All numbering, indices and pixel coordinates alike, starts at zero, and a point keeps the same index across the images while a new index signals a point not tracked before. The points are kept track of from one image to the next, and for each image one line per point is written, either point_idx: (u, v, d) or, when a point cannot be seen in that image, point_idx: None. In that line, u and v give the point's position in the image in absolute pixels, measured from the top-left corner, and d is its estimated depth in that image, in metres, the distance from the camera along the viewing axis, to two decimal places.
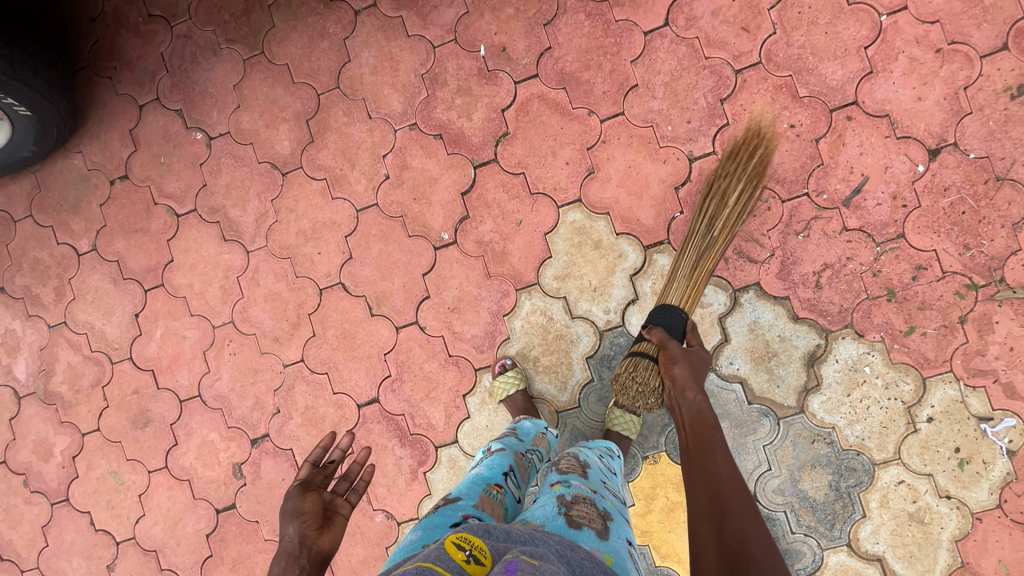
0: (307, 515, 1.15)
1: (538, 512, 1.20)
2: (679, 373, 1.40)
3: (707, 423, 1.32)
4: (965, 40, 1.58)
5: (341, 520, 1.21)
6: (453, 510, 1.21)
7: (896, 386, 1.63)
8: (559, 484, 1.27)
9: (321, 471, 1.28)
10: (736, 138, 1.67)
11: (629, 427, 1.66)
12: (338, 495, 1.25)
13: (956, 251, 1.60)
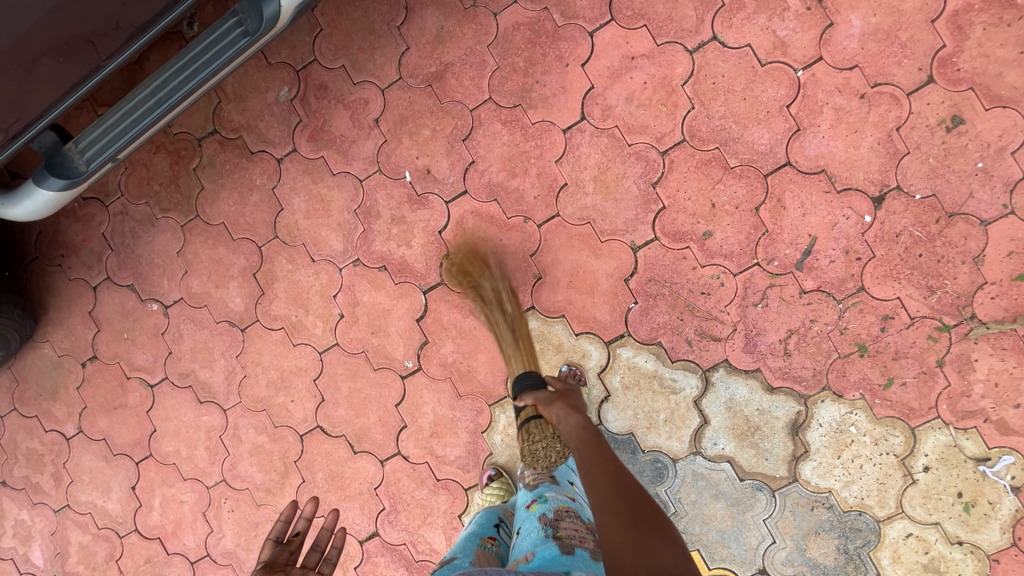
0: None
1: (525, 543, 1.19)
2: (560, 412, 1.37)
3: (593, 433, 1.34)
4: (888, 80, 1.53)
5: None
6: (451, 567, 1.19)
7: (885, 441, 1.59)
8: (536, 503, 1.28)
9: (285, 547, 1.19)
10: (676, 220, 1.64)
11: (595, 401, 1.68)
12: (308, 570, 1.18)
13: (921, 295, 1.55)
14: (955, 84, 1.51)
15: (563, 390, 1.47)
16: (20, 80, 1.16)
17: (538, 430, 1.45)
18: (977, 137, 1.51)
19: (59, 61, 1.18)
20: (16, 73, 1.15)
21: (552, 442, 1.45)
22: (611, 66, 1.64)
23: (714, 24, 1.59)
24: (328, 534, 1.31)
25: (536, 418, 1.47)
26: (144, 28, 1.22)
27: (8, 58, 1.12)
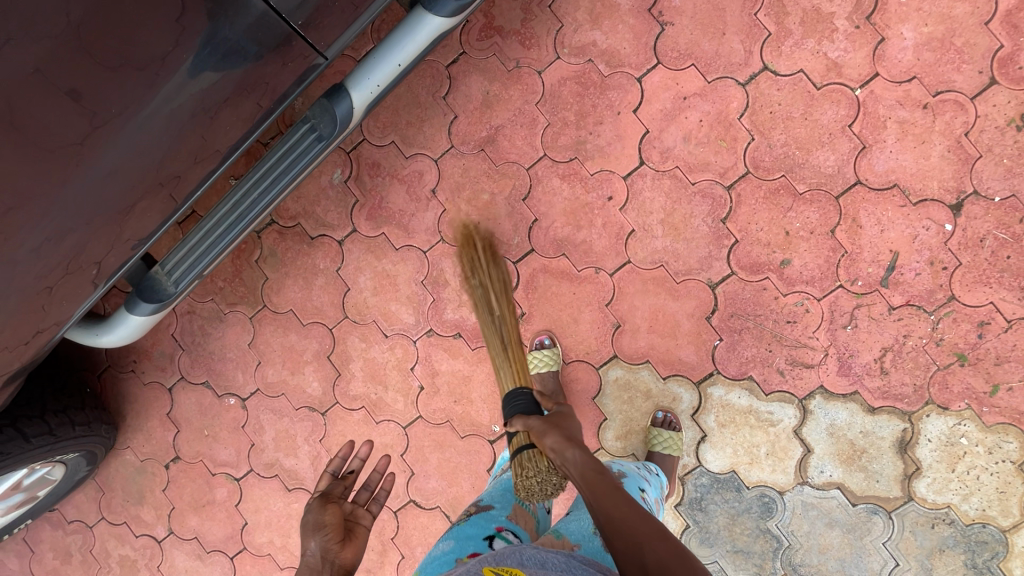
0: (327, 529, 1.15)
1: (574, 532, 1.27)
2: (555, 445, 1.18)
3: (597, 479, 1.14)
4: (950, 87, 1.52)
5: (363, 530, 1.22)
6: (489, 519, 1.27)
7: (999, 449, 1.56)
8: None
9: (338, 482, 1.31)
10: (751, 252, 1.63)
11: (671, 445, 1.64)
12: (358, 505, 1.28)
13: (1015, 297, 1.53)
14: (1019, 83, 1.50)
15: (553, 418, 1.27)
16: (125, 221, 1.23)
17: (531, 464, 1.25)
18: None
19: (154, 198, 1.24)
20: (124, 216, 1.22)
21: (550, 475, 1.24)
22: (664, 109, 1.65)
23: (763, 54, 1.60)
24: (378, 475, 1.38)
25: (529, 447, 1.28)
26: (229, 152, 1.31)
27: (119, 204, 1.19)
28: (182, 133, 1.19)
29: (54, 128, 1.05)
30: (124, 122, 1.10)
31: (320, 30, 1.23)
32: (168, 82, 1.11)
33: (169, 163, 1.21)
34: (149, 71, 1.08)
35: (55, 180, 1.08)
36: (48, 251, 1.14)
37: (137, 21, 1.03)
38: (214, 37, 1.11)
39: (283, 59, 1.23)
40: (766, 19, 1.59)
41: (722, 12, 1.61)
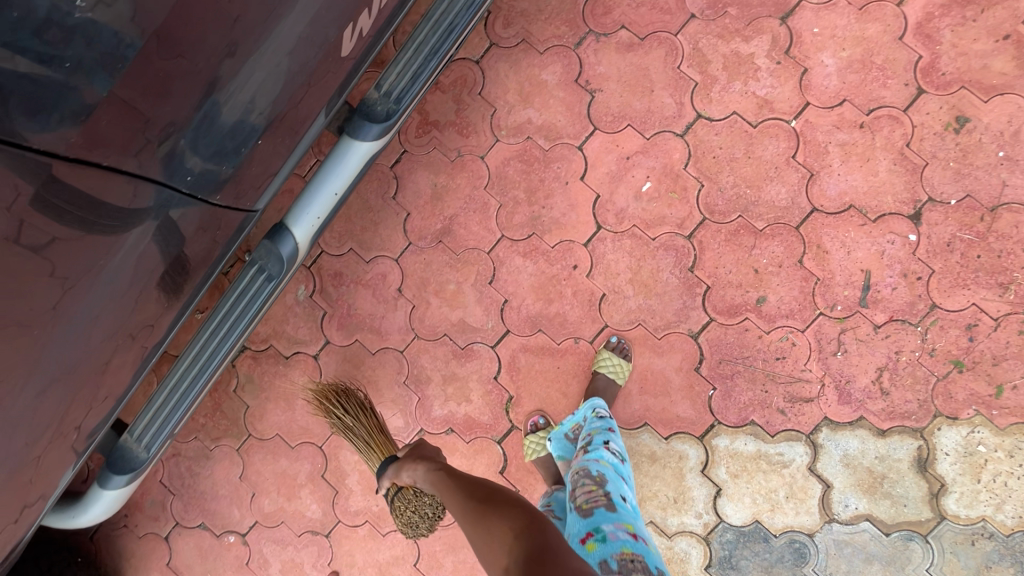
0: None
1: None
2: (412, 470, 1.38)
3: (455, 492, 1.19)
4: (881, 103, 1.55)
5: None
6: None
7: (1020, 451, 1.51)
8: (593, 539, 1.21)
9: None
10: (725, 296, 1.61)
11: (618, 370, 1.61)
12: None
13: (996, 294, 1.51)
14: (946, 88, 1.52)
15: (416, 445, 1.45)
16: (100, 381, 1.13)
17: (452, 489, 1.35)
18: (987, 128, 1.51)
19: (123, 352, 1.14)
20: (96, 374, 1.10)
21: None
22: (610, 172, 1.66)
23: (694, 103, 1.62)
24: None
25: (436, 483, 1.39)
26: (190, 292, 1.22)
27: (94, 364, 1.07)
28: (148, 284, 1.07)
29: (20, 310, 0.87)
30: (93, 284, 0.96)
31: (264, 157, 1.15)
32: (131, 235, 0.98)
33: (138, 313, 1.10)
34: (111, 229, 0.94)
35: (26, 358, 0.92)
36: (18, 435, 1.00)
37: (96, 182, 0.89)
38: (173, 177, 1.00)
39: (237, 192, 1.14)
40: (689, 70, 1.62)
41: (647, 70, 1.64)
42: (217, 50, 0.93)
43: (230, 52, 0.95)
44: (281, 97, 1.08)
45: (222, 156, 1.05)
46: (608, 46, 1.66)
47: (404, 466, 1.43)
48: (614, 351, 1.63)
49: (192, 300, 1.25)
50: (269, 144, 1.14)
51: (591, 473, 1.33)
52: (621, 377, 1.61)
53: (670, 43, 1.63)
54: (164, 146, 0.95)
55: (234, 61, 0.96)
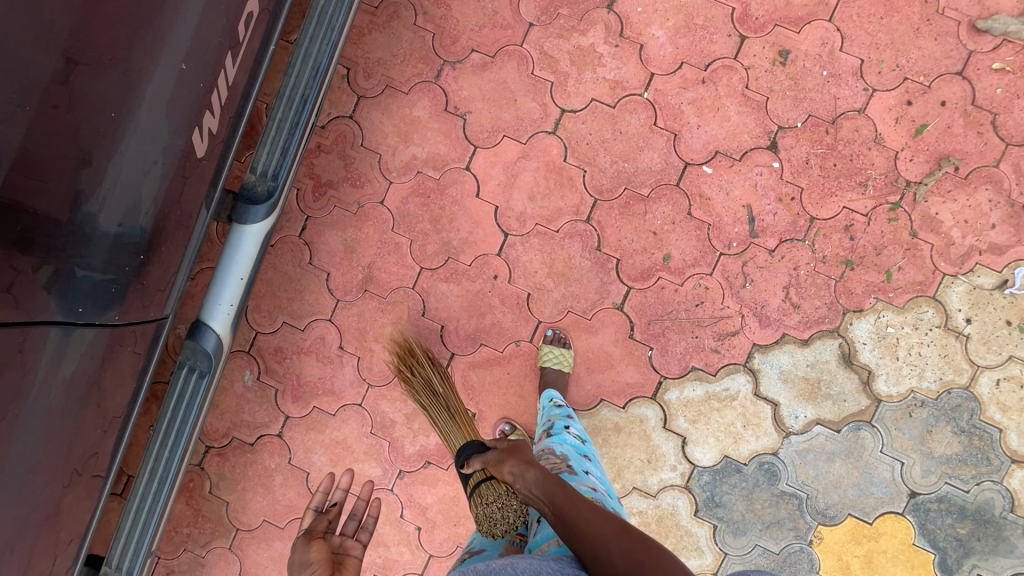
0: (315, 564, 1.17)
1: (551, 528, 1.25)
2: (511, 472, 1.24)
3: (557, 496, 1.17)
4: (713, 57, 1.71)
5: (353, 561, 1.27)
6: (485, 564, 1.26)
7: (922, 321, 1.67)
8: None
9: (323, 515, 1.38)
10: (635, 263, 1.73)
11: (561, 360, 1.71)
12: (346, 540, 1.33)
13: (860, 193, 1.68)
14: (763, 30, 1.70)
15: (508, 446, 1.33)
16: (59, 523, 1.16)
17: (489, 491, 1.31)
18: (807, 54, 1.69)
19: (75, 488, 1.17)
20: (53, 514, 1.13)
21: (507, 499, 1.30)
22: (500, 183, 1.77)
23: (555, 102, 1.75)
24: (362, 504, 1.45)
25: (485, 480, 1.32)
26: (127, 410, 1.23)
27: (45, 508, 1.11)
28: (76, 412, 1.10)
29: None
30: (14, 421, 1.00)
31: (161, 254, 1.17)
32: (39, 366, 1.01)
33: (79, 443, 1.14)
34: (14, 365, 0.97)
35: None
36: None
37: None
38: (68, 295, 1.01)
39: (143, 300, 1.17)
40: (543, 73, 1.75)
41: (506, 83, 1.76)
42: (73, 165, 0.98)
43: (87, 161, 0.99)
44: (158, 198, 1.11)
45: (115, 265, 1.07)
46: (464, 71, 1.78)
47: (495, 466, 1.27)
48: (552, 341, 1.73)
49: (130, 419, 1.27)
50: (161, 242, 1.16)
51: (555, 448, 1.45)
52: (567, 365, 1.71)
53: (518, 53, 1.76)
54: (42, 273, 0.97)
55: (92, 169, 1.00)
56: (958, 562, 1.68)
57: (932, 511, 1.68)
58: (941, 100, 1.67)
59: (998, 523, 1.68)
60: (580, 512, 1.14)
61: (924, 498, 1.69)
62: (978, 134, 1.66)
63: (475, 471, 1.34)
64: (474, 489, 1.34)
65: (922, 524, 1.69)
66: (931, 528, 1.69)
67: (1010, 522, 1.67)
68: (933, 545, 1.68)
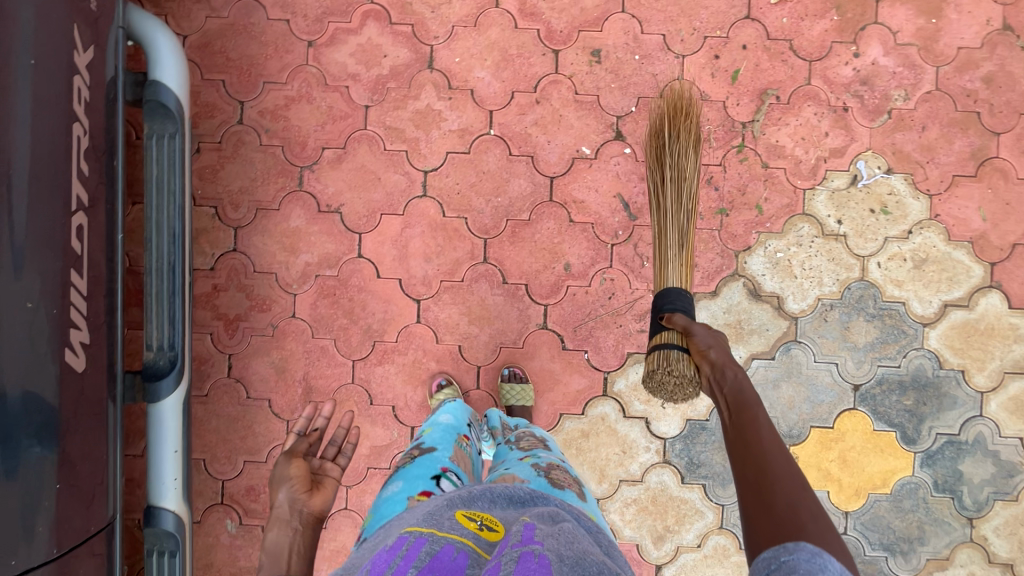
0: (295, 480, 1.21)
1: (519, 472, 1.28)
2: (716, 359, 1.38)
3: (748, 396, 1.29)
4: (537, 77, 1.84)
5: (331, 483, 1.29)
6: (434, 460, 1.29)
7: (803, 236, 1.83)
8: (529, 456, 1.36)
9: (302, 437, 1.33)
10: (542, 282, 1.84)
11: (523, 396, 1.77)
12: (327, 461, 1.32)
13: (707, 148, 1.83)
14: (571, 39, 1.84)
15: (716, 335, 1.44)
16: None
17: (681, 364, 1.46)
18: (616, 47, 1.84)
19: None
20: None
21: (689, 383, 1.47)
22: (395, 257, 1.84)
23: (416, 167, 1.84)
24: (345, 431, 1.38)
25: (678, 347, 1.48)
26: None
27: None
28: None
29: None
30: None
31: (81, 458, 1.23)
32: None
33: None
34: None
35: None
36: None
37: None
38: None
39: (83, 501, 1.23)
40: (394, 146, 1.85)
41: (365, 166, 1.85)
42: None
43: None
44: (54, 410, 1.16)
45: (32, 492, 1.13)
46: (323, 169, 1.85)
47: (701, 348, 1.41)
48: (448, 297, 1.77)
49: None
50: (78, 443, 1.22)
51: (535, 434, 1.52)
52: (529, 398, 1.78)
53: (366, 136, 1.85)
54: None
55: None
56: (916, 429, 1.83)
57: (877, 395, 1.83)
58: (742, 44, 1.84)
59: (935, 382, 1.83)
60: (761, 429, 1.20)
61: (866, 386, 1.83)
62: (783, 62, 1.83)
63: (673, 330, 1.49)
64: (664, 355, 1.49)
65: (875, 410, 1.84)
66: (883, 410, 1.84)
67: (944, 378, 1.83)
68: (890, 424, 1.83)
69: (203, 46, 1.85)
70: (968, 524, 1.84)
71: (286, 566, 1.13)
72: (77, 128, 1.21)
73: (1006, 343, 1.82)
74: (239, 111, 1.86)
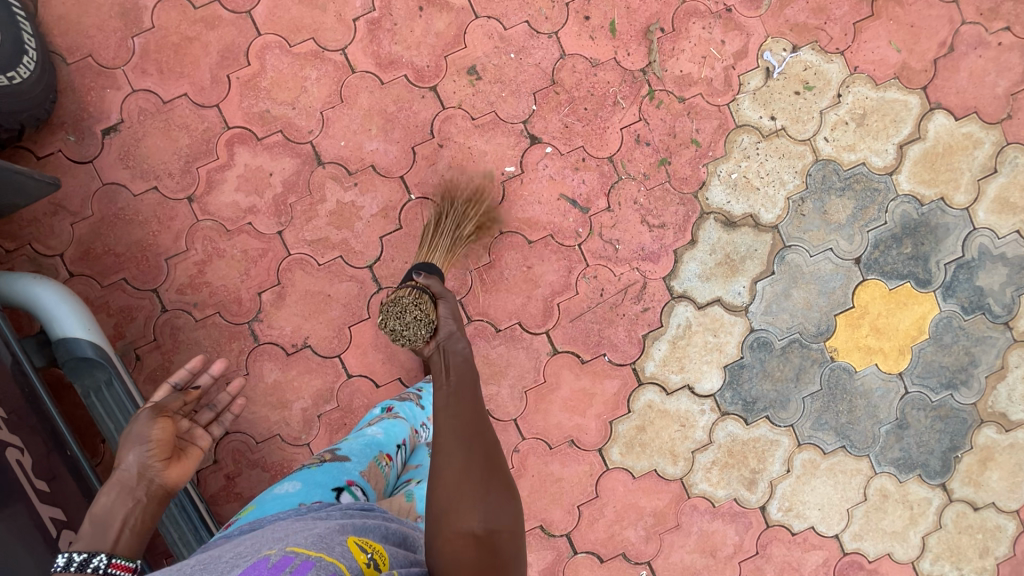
0: (154, 444, 1.12)
1: None
2: None
3: None
4: (429, 122, 1.73)
5: (189, 457, 1.20)
6: (341, 472, 1.25)
7: (746, 147, 1.79)
8: (427, 472, 1.37)
9: (179, 397, 1.29)
10: (532, 312, 1.77)
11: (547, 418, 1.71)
12: (192, 428, 1.27)
13: (621, 109, 1.76)
14: (442, 69, 1.72)
15: None
16: None
17: None
18: (487, 55, 1.73)
19: None
20: None
21: None
22: (384, 360, 1.76)
23: (358, 266, 1.74)
24: (216, 402, 1.35)
25: None
26: None
27: None
28: None
29: None
30: None
31: None
32: None
33: None
34: None
35: None
36: None
37: None
38: None
39: None
40: (327, 256, 1.73)
41: (309, 290, 1.73)
42: None
43: None
44: None
45: None
46: (271, 313, 1.73)
47: None
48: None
49: None
50: None
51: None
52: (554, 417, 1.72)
53: (295, 261, 1.73)
54: None
55: None
56: (926, 270, 1.85)
57: (879, 258, 1.84)
58: None
59: (923, 220, 1.84)
60: None
61: (866, 254, 1.84)
62: None
63: None
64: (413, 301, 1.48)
65: (883, 272, 1.85)
66: (890, 268, 1.85)
67: (929, 212, 1.84)
68: (902, 277, 1.85)
69: (84, 254, 1.69)
70: (1006, 328, 1.89)
71: (114, 538, 1.03)
72: (15, 450, 1.08)
73: (968, 154, 1.84)
74: (157, 299, 1.71)
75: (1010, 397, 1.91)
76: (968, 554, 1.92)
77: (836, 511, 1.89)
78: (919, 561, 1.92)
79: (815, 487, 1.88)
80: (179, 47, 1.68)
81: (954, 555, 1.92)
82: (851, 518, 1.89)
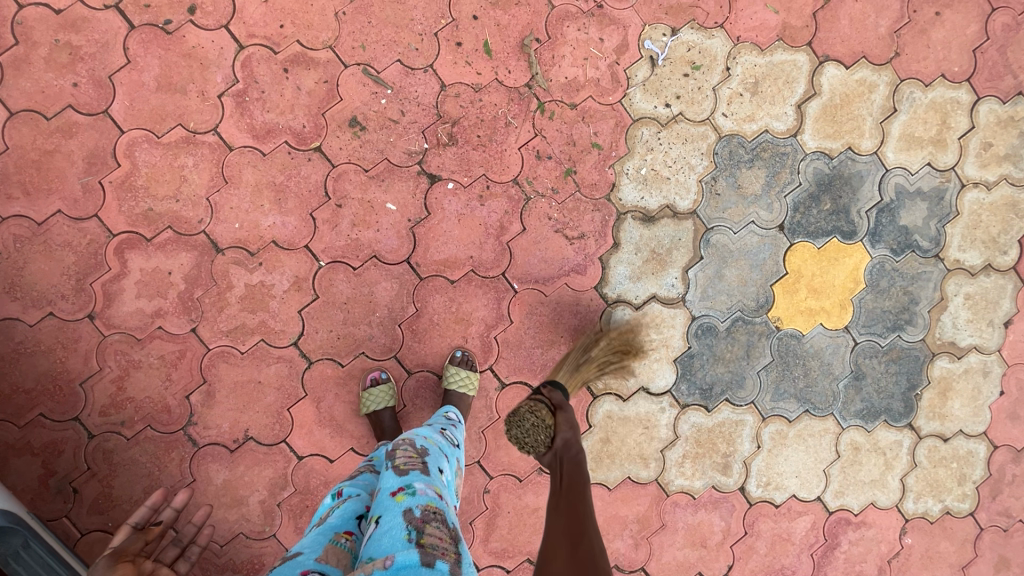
0: None
1: (385, 538, 1.06)
2: None
3: None
4: (321, 184, 1.66)
5: None
6: (294, 566, 1.06)
7: (648, 139, 1.76)
8: (403, 492, 1.14)
9: (139, 536, 1.17)
10: (471, 350, 1.73)
11: (467, 384, 1.67)
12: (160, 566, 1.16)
13: (514, 129, 1.72)
14: (322, 127, 1.65)
15: None
16: None
17: None
18: (366, 103, 1.66)
19: None
20: None
21: None
22: (333, 434, 1.71)
23: (283, 345, 1.67)
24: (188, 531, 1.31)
25: None
26: None
27: None
28: None
29: None
30: None
31: None
32: None
33: None
34: None
35: None
36: None
37: None
38: None
39: None
40: (249, 343, 1.67)
41: (239, 381, 1.67)
42: None
43: None
44: None
45: None
46: (204, 413, 1.66)
47: None
48: (460, 364, 1.69)
49: None
50: None
51: (415, 442, 1.30)
52: (472, 386, 1.68)
53: (217, 355, 1.66)
54: None
55: None
56: (848, 222, 1.85)
57: (801, 220, 1.83)
58: (471, 15, 1.69)
59: (837, 173, 1.84)
60: None
61: (788, 219, 1.83)
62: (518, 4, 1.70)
63: None
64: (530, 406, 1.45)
65: (808, 233, 1.84)
66: (815, 227, 1.85)
67: (841, 164, 1.84)
68: (828, 234, 1.85)
69: None
70: (938, 260, 1.90)
71: None
72: None
73: (866, 99, 1.83)
74: (82, 427, 1.63)
75: (955, 325, 1.93)
76: (947, 485, 1.95)
77: (814, 474, 1.90)
78: (902, 502, 1.94)
79: (789, 455, 1.88)
80: (40, 163, 1.58)
81: (934, 489, 1.95)
82: (829, 477, 1.91)
